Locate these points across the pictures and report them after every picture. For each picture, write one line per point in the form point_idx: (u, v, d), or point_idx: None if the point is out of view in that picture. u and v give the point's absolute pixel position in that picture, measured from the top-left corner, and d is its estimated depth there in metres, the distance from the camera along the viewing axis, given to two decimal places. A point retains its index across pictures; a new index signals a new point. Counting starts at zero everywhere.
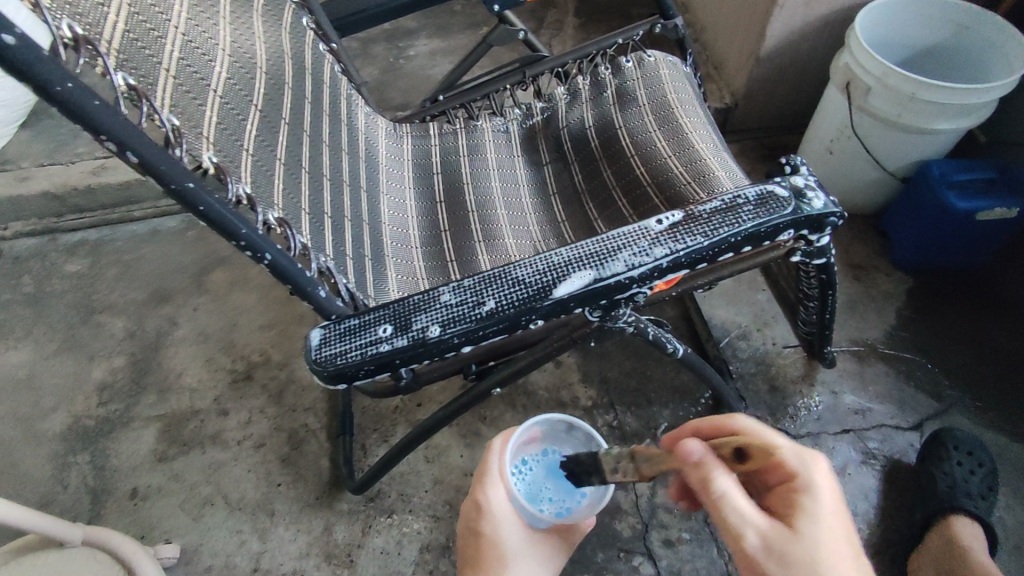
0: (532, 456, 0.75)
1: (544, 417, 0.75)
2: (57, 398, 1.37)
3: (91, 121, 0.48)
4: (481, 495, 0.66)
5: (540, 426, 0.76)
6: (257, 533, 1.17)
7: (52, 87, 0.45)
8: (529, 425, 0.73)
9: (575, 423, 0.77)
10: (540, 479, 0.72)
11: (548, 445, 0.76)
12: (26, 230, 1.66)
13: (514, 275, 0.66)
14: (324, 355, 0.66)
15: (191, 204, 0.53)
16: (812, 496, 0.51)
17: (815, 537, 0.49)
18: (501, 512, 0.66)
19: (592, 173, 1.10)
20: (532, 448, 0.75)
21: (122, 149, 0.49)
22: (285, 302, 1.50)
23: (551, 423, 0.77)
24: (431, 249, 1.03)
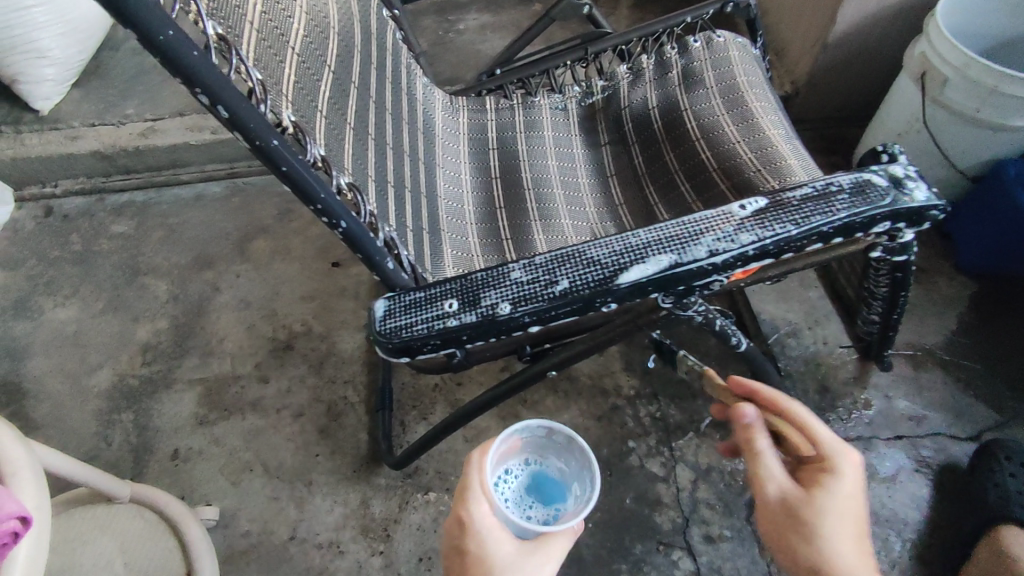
0: (514, 466, 0.71)
1: (525, 425, 0.71)
2: (103, 357, 1.39)
3: (186, 72, 0.46)
4: (463, 511, 0.59)
5: (520, 435, 0.72)
6: (295, 502, 1.18)
7: (158, 32, 0.44)
8: (509, 434, 0.70)
9: (556, 428, 0.70)
10: (523, 490, 0.69)
11: (532, 455, 0.73)
12: (75, 189, 1.67)
13: (589, 255, 0.64)
14: (389, 327, 0.65)
15: (275, 164, 0.53)
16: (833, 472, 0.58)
17: (826, 503, 0.56)
18: (486, 525, 0.58)
19: (654, 155, 1.06)
20: (515, 458, 0.71)
21: (215, 102, 0.48)
22: (327, 273, 1.49)
23: (530, 432, 0.72)
24: (485, 225, 1.00)
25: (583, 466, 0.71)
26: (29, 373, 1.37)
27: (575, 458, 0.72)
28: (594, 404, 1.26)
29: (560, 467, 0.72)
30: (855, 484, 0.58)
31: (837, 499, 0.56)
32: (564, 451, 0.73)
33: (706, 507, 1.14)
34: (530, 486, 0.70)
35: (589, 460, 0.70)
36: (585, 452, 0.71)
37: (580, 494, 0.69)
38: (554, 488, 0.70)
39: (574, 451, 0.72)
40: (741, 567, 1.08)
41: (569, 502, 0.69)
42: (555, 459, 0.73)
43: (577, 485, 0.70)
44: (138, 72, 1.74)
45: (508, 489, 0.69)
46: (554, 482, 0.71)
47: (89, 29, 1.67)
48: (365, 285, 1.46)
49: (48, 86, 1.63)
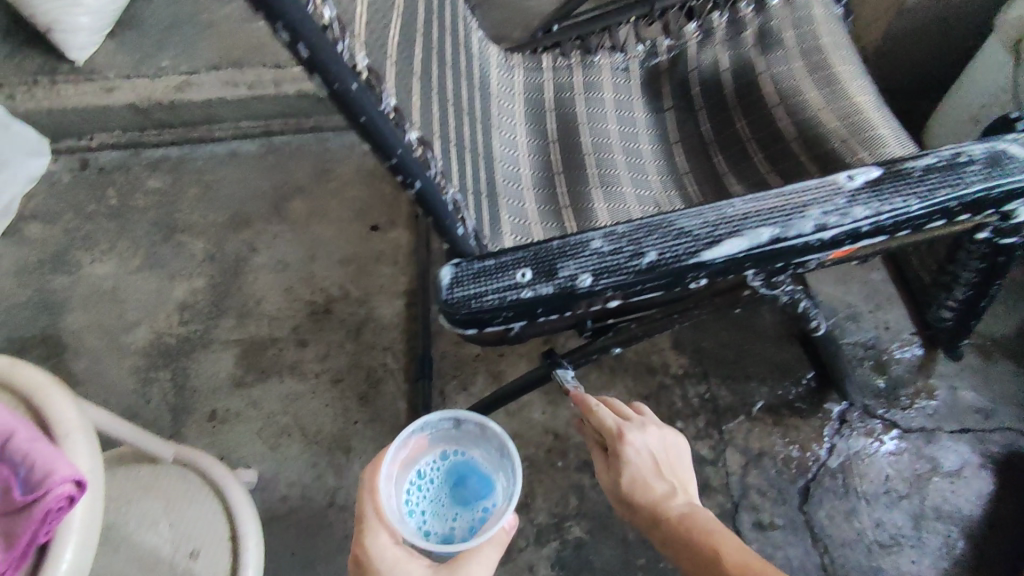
0: (431, 464, 0.69)
1: (424, 420, 0.71)
2: (140, 313, 1.38)
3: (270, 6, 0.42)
4: (360, 548, 0.60)
5: (425, 433, 0.72)
6: (333, 468, 1.16)
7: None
8: (408, 435, 0.69)
9: (460, 416, 0.72)
10: (443, 489, 0.67)
11: (448, 447, 0.72)
12: (111, 142, 1.65)
13: (680, 225, 0.58)
14: (457, 296, 0.60)
15: (355, 113, 0.50)
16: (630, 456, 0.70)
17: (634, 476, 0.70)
18: (388, 560, 0.59)
19: (724, 123, 0.98)
20: (428, 456, 0.70)
21: (295, 38, 0.44)
22: (365, 237, 1.45)
23: (437, 426, 0.72)
24: (543, 191, 0.94)
25: (502, 452, 0.70)
26: (68, 328, 1.37)
27: (491, 442, 0.72)
28: (641, 381, 1.21)
29: (481, 455, 0.71)
30: (648, 443, 0.71)
31: (640, 466, 0.70)
32: (480, 439, 0.72)
33: (756, 493, 1.10)
34: (449, 481, 0.68)
35: (507, 445, 0.70)
36: (500, 435, 0.71)
37: (508, 483, 0.68)
38: (479, 480, 0.68)
39: (490, 437, 0.72)
40: (791, 557, 1.04)
41: (498, 493, 0.67)
42: (474, 449, 0.72)
43: (499, 474, 0.69)
44: (172, 22, 1.68)
45: (427, 491, 0.67)
46: (474, 472, 0.69)
47: None
48: (404, 251, 1.42)
49: (83, 35, 1.57)
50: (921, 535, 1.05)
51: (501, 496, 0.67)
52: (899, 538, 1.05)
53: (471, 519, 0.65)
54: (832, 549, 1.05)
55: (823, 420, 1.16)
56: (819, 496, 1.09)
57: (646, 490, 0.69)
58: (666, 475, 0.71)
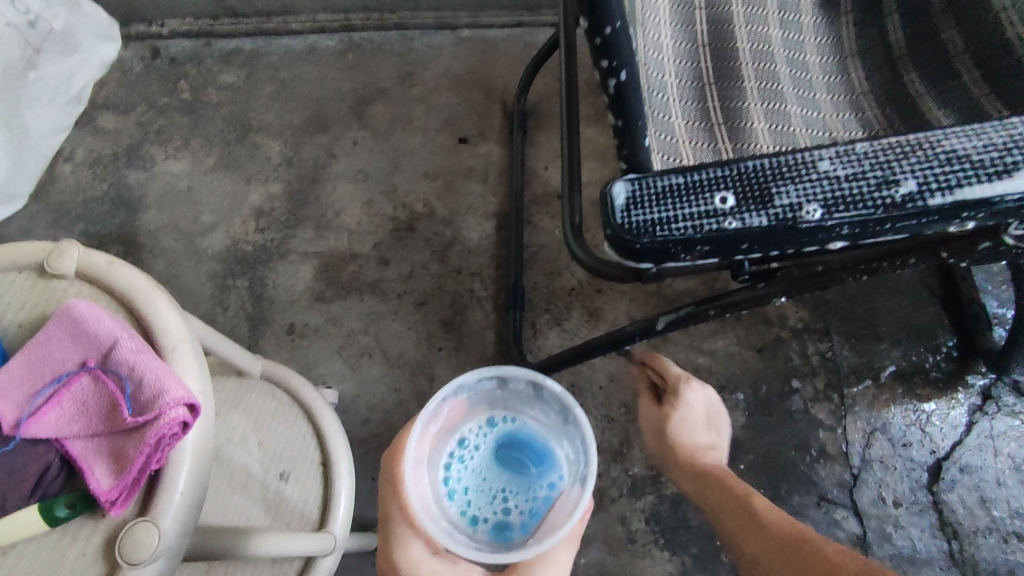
0: (472, 432, 0.55)
1: (459, 383, 0.54)
2: (216, 217, 1.31)
3: None
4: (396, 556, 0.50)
5: (463, 394, 0.56)
6: (415, 395, 1.10)
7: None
8: (438, 403, 0.54)
9: (506, 374, 0.55)
10: (490, 466, 0.53)
11: (494, 410, 0.56)
12: (183, 30, 1.52)
13: (946, 149, 0.45)
14: (638, 220, 0.48)
15: None
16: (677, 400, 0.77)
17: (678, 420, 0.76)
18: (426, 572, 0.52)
19: (925, 30, 0.79)
20: (470, 422, 0.55)
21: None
22: (452, 151, 1.32)
23: (476, 385, 0.56)
24: (693, 104, 0.79)
25: (565, 416, 0.55)
26: (144, 226, 1.31)
27: (551, 402, 0.56)
28: (754, 333, 1.09)
29: (538, 418, 0.56)
30: (703, 398, 0.77)
31: (690, 414, 0.77)
32: (535, 398, 0.57)
33: (879, 465, 0.99)
34: (496, 455, 0.54)
35: (572, 409, 0.54)
36: (562, 396, 0.55)
37: (575, 456, 0.54)
38: (538, 451, 0.54)
39: (548, 398, 0.56)
40: (914, 538, 0.95)
41: (562, 468, 0.53)
42: (528, 411, 0.56)
43: (563, 443, 0.54)
44: None
45: (469, 469, 0.53)
46: (530, 444, 0.54)
47: None
48: (494, 169, 1.29)
49: None
50: None
51: (566, 471, 0.53)
52: None
53: (529, 503, 0.51)
54: (964, 536, 0.94)
55: (965, 394, 1.03)
56: (953, 478, 0.97)
57: (684, 437, 0.76)
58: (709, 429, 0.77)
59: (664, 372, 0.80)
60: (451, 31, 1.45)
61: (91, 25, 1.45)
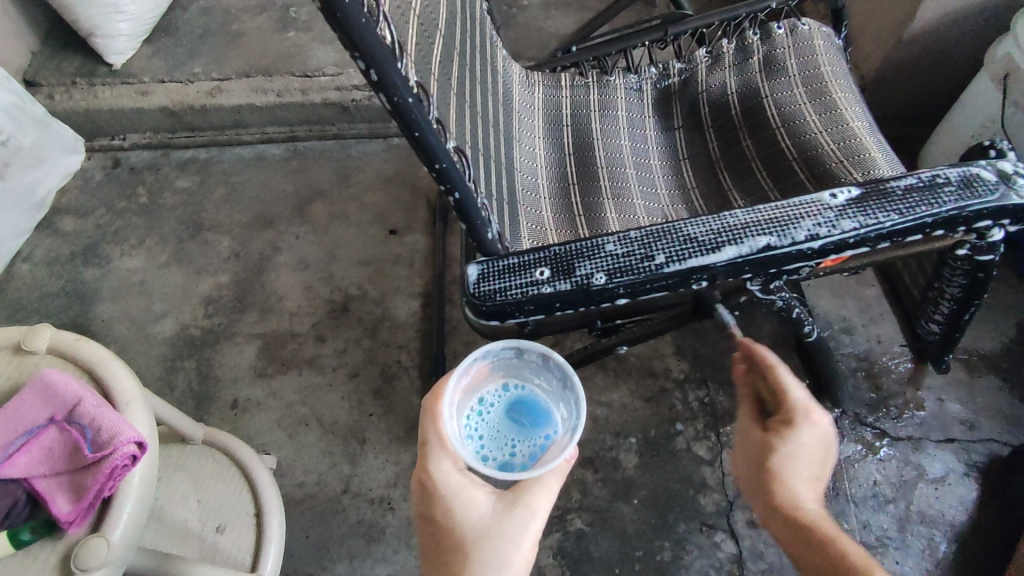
0: (491, 393, 0.70)
1: (488, 349, 0.71)
2: (167, 306, 1.44)
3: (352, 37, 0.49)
4: (423, 471, 0.59)
5: (488, 361, 0.72)
6: (347, 457, 1.22)
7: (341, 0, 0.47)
8: (472, 363, 0.69)
9: (523, 346, 0.72)
10: (503, 419, 0.68)
11: (509, 378, 0.72)
12: (142, 143, 1.72)
13: (685, 232, 0.64)
14: (483, 290, 0.66)
15: (410, 128, 0.56)
16: (791, 430, 0.66)
17: (779, 453, 0.66)
18: (451, 485, 0.58)
19: (730, 142, 1.05)
20: (490, 386, 0.71)
21: (369, 67, 0.51)
22: (383, 240, 1.52)
23: (499, 354, 0.72)
24: (560, 200, 1.01)
25: (563, 385, 0.70)
26: (98, 317, 1.43)
27: (553, 375, 0.72)
28: (642, 385, 1.27)
29: (542, 387, 0.71)
30: (824, 430, 0.66)
31: (804, 450, 0.66)
32: (541, 371, 0.72)
33: None
34: (508, 411, 0.69)
35: (570, 378, 0.70)
36: (563, 367, 0.71)
37: (568, 414, 0.68)
38: (540, 411, 0.68)
39: (552, 369, 0.72)
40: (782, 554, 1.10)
41: (558, 424, 0.67)
42: (536, 382, 0.72)
43: (561, 405, 0.69)
44: (206, 32, 1.76)
45: (486, 420, 0.68)
46: (536, 403, 0.69)
47: None
48: (419, 255, 1.49)
49: (122, 40, 1.66)
50: (907, 538, 1.11)
51: (560, 424, 0.67)
52: (886, 540, 1.11)
53: (530, 447, 0.66)
54: None
55: None
56: None
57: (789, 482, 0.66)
58: (815, 468, 0.67)
59: (785, 393, 0.69)
60: (383, 140, 1.69)
61: (59, 143, 1.61)
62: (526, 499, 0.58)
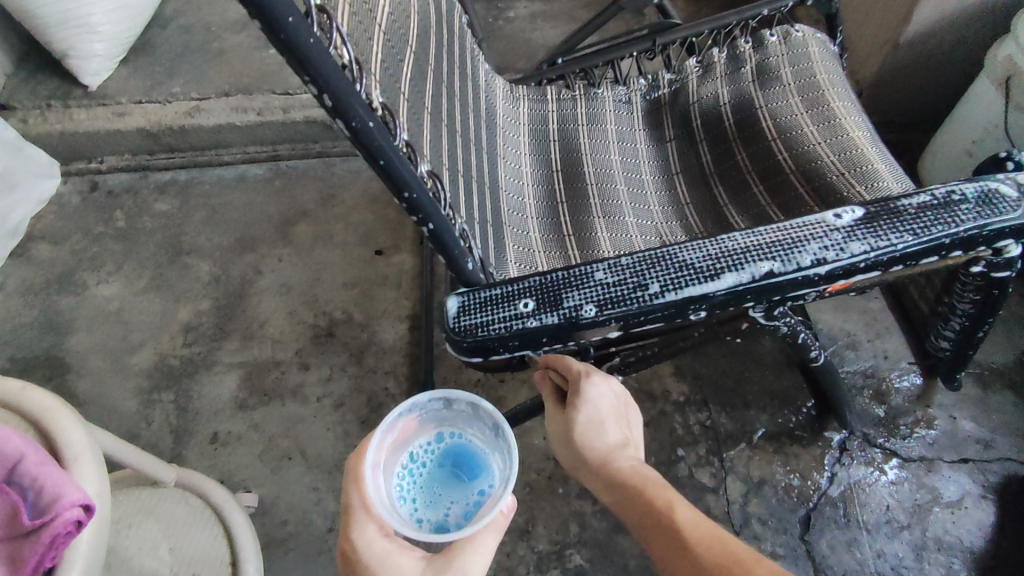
0: (424, 447, 0.63)
1: (412, 401, 0.63)
2: (144, 335, 1.39)
3: (303, 60, 0.44)
4: (348, 546, 0.53)
5: (415, 413, 0.65)
6: (333, 492, 1.16)
7: (283, 17, 0.41)
8: (395, 418, 0.62)
9: (451, 395, 0.64)
10: (437, 475, 0.60)
11: (442, 428, 0.64)
12: (120, 165, 1.67)
13: (681, 258, 0.59)
14: (463, 325, 0.61)
15: (374, 156, 0.51)
16: (577, 399, 0.66)
17: (581, 420, 0.66)
18: (377, 555, 0.52)
19: (725, 155, 1.00)
20: (422, 438, 0.63)
21: (321, 91, 0.46)
22: (369, 261, 1.47)
23: (425, 404, 0.64)
24: (547, 220, 0.96)
25: (498, 431, 0.63)
26: (72, 348, 1.37)
27: (486, 421, 0.64)
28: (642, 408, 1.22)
29: (475, 435, 0.64)
30: (604, 389, 0.67)
31: (598, 410, 0.67)
32: (473, 417, 0.65)
33: (758, 521, 1.10)
34: (440, 465, 0.61)
35: (502, 422, 0.62)
36: (495, 411, 0.63)
37: (505, 465, 0.61)
38: (473, 463, 0.61)
39: (483, 416, 0.64)
40: None
41: (493, 476, 0.60)
42: (469, 429, 0.64)
43: (497, 454, 0.62)
44: (186, 50, 1.72)
45: (418, 478, 0.60)
46: (470, 454, 0.62)
47: (136, 5, 1.66)
48: (407, 276, 1.43)
49: (98, 61, 1.62)
50: (923, 566, 1.05)
51: (496, 477, 0.60)
52: (902, 569, 1.05)
53: (466, 504, 0.58)
54: None
55: (824, 449, 1.16)
56: (820, 526, 1.09)
57: (595, 440, 0.66)
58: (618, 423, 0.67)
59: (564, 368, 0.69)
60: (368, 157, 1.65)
61: (32, 167, 1.56)
62: (456, 561, 0.52)
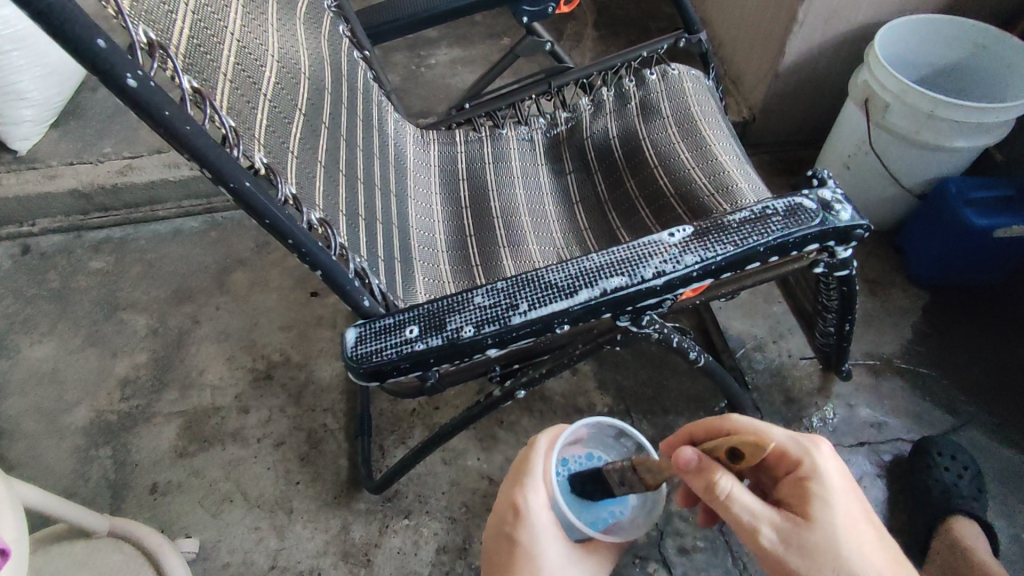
0: (576, 457, 0.68)
1: (594, 420, 0.67)
2: (80, 393, 1.40)
3: (185, 144, 0.51)
4: (520, 498, 0.61)
5: (588, 426, 0.69)
6: (275, 530, 1.19)
7: (160, 111, 0.49)
8: (579, 426, 0.67)
9: (625, 430, 0.69)
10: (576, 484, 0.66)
11: (596, 448, 0.69)
12: (53, 227, 1.68)
13: (546, 279, 0.68)
14: (360, 352, 0.68)
15: (260, 216, 0.58)
16: (815, 482, 0.57)
17: (828, 522, 0.54)
18: (541, 522, 0.61)
19: (616, 183, 1.11)
20: (577, 449, 0.69)
21: (202, 166, 0.53)
22: (305, 303, 1.52)
23: (600, 425, 0.69)
24: (456, 253, 1.04)
25: None
26: (5, 413, 1.37)
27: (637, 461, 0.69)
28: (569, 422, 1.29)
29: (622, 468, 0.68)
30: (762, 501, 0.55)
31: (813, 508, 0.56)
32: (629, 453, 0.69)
33: (679, 518, 1.17)
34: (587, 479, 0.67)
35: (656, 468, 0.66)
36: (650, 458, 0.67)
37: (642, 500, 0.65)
38: None
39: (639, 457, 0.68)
40: None
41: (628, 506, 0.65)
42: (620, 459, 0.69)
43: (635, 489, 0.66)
44: (116, 111, 1.77)
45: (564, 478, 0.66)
46: None
47: (66, 72, 1.71)
48: (341, 315, 1.49)
49: (26, 126, 1.65)
50: None
51: (630, 507, 0.65)
52: None
53: (595, 517, 0.64)
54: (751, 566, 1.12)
55: None
56: None
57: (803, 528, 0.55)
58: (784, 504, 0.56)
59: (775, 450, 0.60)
60: None
61: None
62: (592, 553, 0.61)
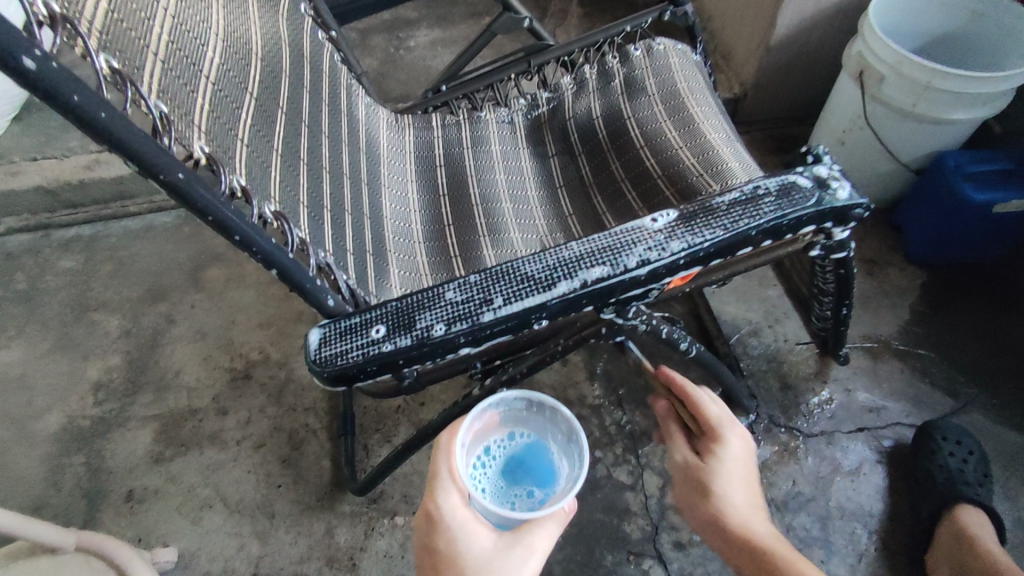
0: (497, 444, 0.70)
1: (500, 398, 0.71)
2: (51, 398, 1.34)
3: (100, 132, 0.46)
4: (431, 503, 0.58)
5: (499, 410, 0.72)
6: (256, 536, 1.15)
7: (68, 96, 0.44)
8: (484, 408, 0.70)
9: (535, 398, 0.71)
10: (502, 471, 0.67)
11: (517, 429, 0.72)
12: (19, 226, 1.61)
13: (522, 271, 0.62)
14: (324, 355, 0.62)
15: (201, 212, 0.52)
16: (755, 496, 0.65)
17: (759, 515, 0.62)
18: (458, 520, 0.56)
19: (601, 165, 1.05)
20: (496, 436, 0.70)
21: (126, 156, 0.48)
22: (285, 299, 1.47)
23: (510, 404, 0.72)
24: (433, 243, 0.99)
25: (569, 438, 0.70)
26: None
27: (560, 430, 0.71)
28: None
29: (549, 444, 0.71)
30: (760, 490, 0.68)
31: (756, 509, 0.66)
32: (550, 425, 0.72)
33: (674, 512, 1.14)
34: (511, 463, 0.68)
35: (574, 430, 0.69)
36: (569, 420, 0.70)
37: (570, 469, 0.67)
38: (540, 471, 0.67)
39: (559, 422, 0.71)
40: (712, 572, 1.08)
41: (559, 479, 0.67)
42: (543, 434, 0.72)
43: (564, 460, 0.69)
44: None
45: (489, 469, 0.67)
46: (539, 459, 0.69)
47: None
48: None
49: None
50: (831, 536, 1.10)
51: (562, 477, 0.66)
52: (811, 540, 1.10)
53: (530, 501, 0.64)
54: None
55: None
56: None
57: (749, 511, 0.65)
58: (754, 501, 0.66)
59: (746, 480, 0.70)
60: None
61: None
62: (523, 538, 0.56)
